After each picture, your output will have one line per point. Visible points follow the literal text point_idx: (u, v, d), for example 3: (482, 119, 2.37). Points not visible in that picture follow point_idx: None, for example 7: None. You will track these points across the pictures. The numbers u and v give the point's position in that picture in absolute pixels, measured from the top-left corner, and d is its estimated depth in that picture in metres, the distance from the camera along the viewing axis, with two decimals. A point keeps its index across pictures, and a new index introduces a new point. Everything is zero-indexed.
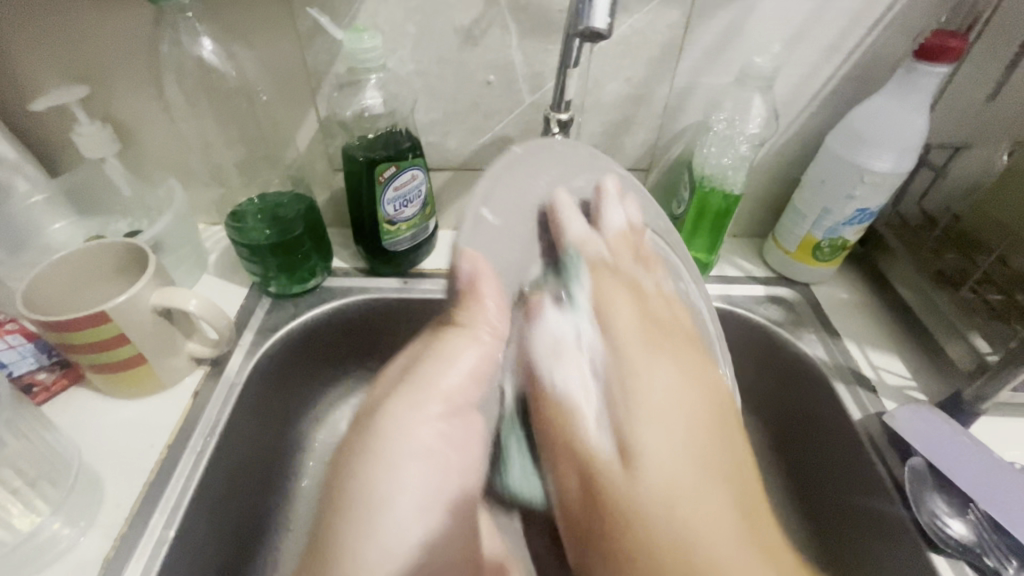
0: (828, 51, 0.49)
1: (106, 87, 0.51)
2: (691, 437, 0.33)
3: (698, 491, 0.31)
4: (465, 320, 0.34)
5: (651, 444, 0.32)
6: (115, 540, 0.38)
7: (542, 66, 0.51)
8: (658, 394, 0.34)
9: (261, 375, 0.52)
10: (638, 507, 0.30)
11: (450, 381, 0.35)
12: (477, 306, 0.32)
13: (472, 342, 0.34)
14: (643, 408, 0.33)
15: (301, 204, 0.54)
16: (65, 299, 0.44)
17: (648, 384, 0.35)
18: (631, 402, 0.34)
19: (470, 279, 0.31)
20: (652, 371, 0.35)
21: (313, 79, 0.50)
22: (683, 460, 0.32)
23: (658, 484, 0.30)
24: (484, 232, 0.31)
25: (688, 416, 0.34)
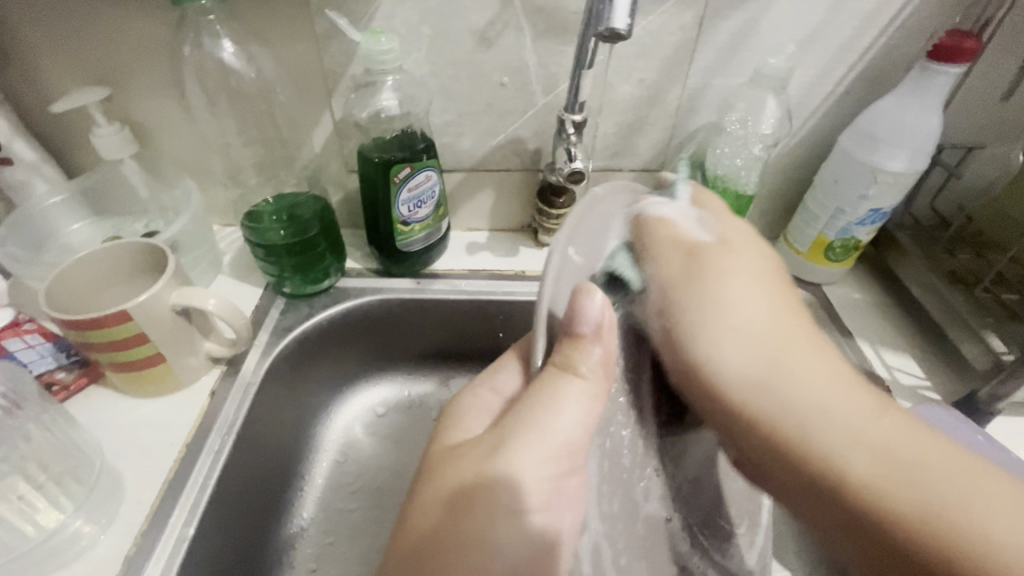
0: (841, 52, 0.49)
1: (124, 90, 0.51)
2: (774, 355, 0.35)
3: (823, 386, 0.34)
4: (574, 364, 0.30)
5: (743, 351, 0.35)
6: (135, 537, 0.39)
7: (556, 67, 0.51)
8: (739, 318, 0.36)
9: (277, 375, 0.52)
10: (749, 408, 0.34)
11: (559, 429, 0.31)
12: (587, 350, 0.30)
13: (579, 386, 0.30)
14: (724, 335, 0.35)
15: (318, 205, 0.55)
16: (84, 297, 0.44)
17: (725, 307, 0.36)
18: (716, 322, 0.35)
19: (592, 323, 0.29)
20: (722, 290, 0.36)
21: (330, 81, 0.50)
22: (764, 366, 0.34)
23: (790, 390, 0.34)
24: (570, 274, 0.29)
25: (770, 323, 0.36)
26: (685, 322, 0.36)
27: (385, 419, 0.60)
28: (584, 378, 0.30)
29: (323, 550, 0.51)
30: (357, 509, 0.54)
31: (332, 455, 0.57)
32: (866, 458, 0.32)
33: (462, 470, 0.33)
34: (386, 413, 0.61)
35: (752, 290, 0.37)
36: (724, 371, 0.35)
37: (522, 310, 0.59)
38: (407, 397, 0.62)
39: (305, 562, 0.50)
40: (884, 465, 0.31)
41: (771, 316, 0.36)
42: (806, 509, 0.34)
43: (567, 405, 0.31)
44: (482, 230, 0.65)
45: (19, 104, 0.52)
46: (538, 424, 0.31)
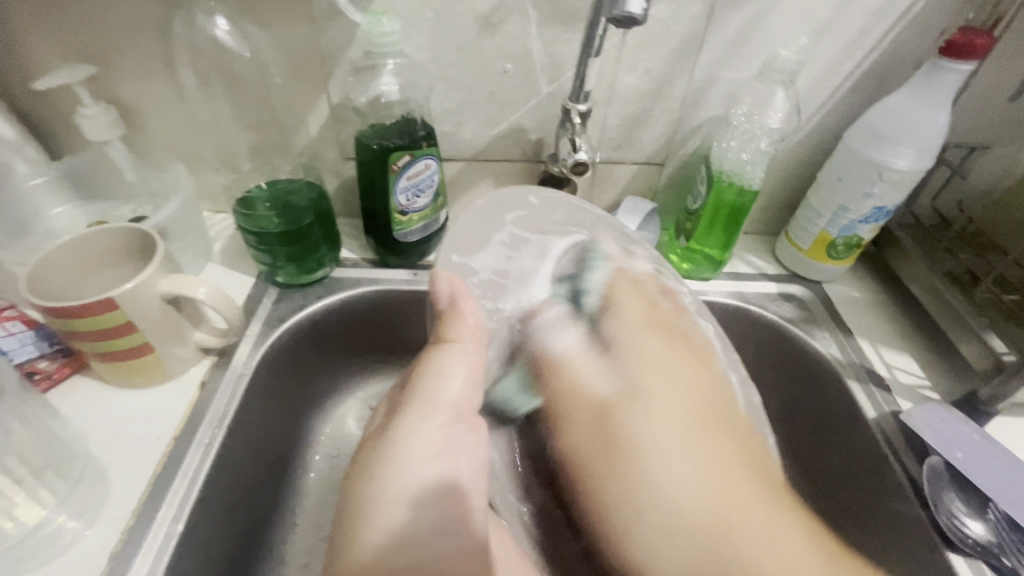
0: (850, 47, 0.49)
1: (110, 69, 0.49)
2: (705, 479, 0.33)
3: (735, 509, 0.33)
4: (447, 335, 0.37)
5: (654, 480, 0.33)
6: (122, 532, 0.37)
7: (561, 55, 0.50)
8: (670, 447, 0.34)
9: (269, 367, 0.51)
10: (685, 558, 0.32)
11: (450, 390, 0.36)
12: (457, 322, 0.37)
13: (454, 350, 0.36)
14: (663, 467, 0.34)
15: (312, 192, 0.53)
16: (69, 284, 0.42)
17: (645, 439, 0.34)
18: (644, 456, 0.34)
19: (451, 299, 0.37)
20: (643, 416, 0.35)
21: (327, 64, 0.49)
22: (689, 492, 0.33)
23: (658, 506, 0.33)
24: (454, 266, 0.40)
25: (684, 442, 0.34)
26: (601, 476, 0.34)
27: None
28: (457, 341, 0.36)
29: (315, 545, 0.50)
30: None
31: (325, 448, 0.56)
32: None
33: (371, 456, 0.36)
34: None
35: (670, 422, 0.35)
36: (638, 496, 0.33)
37: None
38: None
39: (297, 557, 0.49)
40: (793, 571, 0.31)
41: (695, 456, 0.34)
42: None
43: (450, 371, 0.36)
44: None
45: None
46: (427, 388, 0.36)
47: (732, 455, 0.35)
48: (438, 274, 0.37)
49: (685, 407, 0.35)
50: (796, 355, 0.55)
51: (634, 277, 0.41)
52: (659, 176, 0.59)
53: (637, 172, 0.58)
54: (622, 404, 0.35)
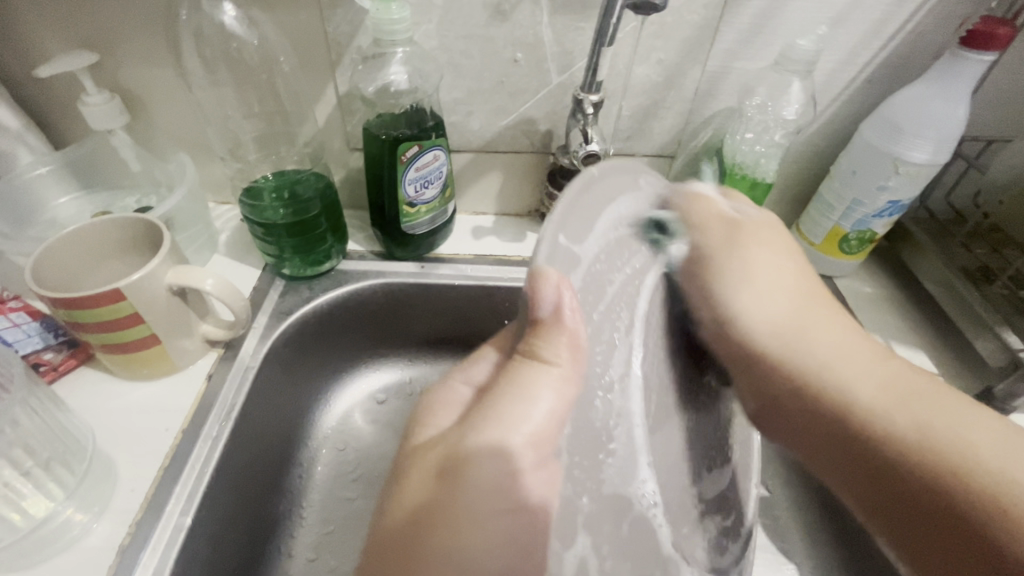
0: (867, 38, 0.48)
1: (115, 57, 0.48)
2: (807, 318, 0.37)
3: (909, 397, 0.32)
4: (537, 352, 0.25)
5: (822, 369, 0.34)
6: (131, 526, 0.37)
7: (572, 44, 0.49)
8: (773, 281, 0.37)
9: (275, 360, 0.50)
10: (787, 364, 0.35)
11: (529, 423, 0.26)
12: (552, 336, 0.25)
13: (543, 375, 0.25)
14: (762, 299, 0.36)
15: (319, 183, 0.52)
16: (74, 275, 0.42)
17: (756, 271, 0.37)
18: (747, 284, 0.36)
19: (552, 306, 0.24)
20: (749, 282, 0.36)
21: (335, 52, 0.48)
22: (790, 317, 0.36)
23: (830, 383, 0.34)
24: (561, 260, 0.24)
25: (793, 321, 0.36)
26: (719, 290, 0.35)
27: (385, 406, 0.59)
28: (553, 365, 0.25)
29: (323, 539, 0.50)
30: (358, 497, 0.52)
31: (331, 441, 0.56)
32: (881, 397, 0.33)
33: (421, 478, 0.28)
34: (387, 400, 0.60)
35: (773, 259, 0.38)
36: (811, 377, 0.34)
37: None
38: (409, 384, 0.61)
39: (305, 551, 0.49)
40: (906, 418, 0.31)
41: (864, 353, 0.35)
42: (851, 492, 0.33)
43: (537, 396, 0.25)
44: (488, 214, 0.63)
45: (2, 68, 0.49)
46: (509, 412, 0.27)
47: (884, 356, 0.35)
48: (536, 270, 0.23)
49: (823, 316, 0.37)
50: None
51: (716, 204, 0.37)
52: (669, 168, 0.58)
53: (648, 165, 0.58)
54: (717, 253, 0.35)
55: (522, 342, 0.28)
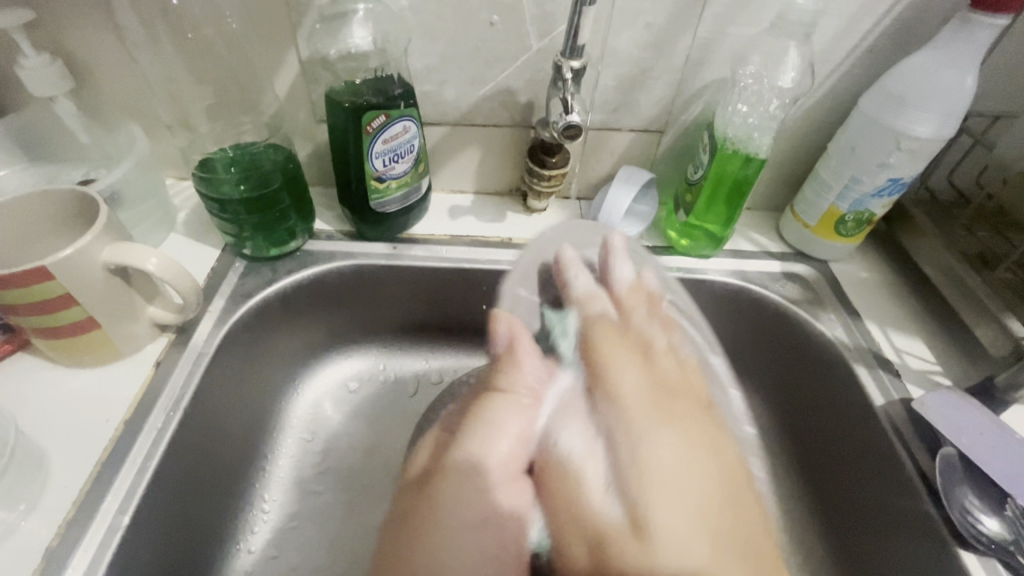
0: (871, 1, 0.44)
1: (51, 15, 0.44)
2: (721, 546, 0.29)
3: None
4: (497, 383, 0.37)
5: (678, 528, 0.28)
6: (60, 525, 0.34)
7: (553, 6, 0.45)
8: (688, 554, 0.28)
9: (233, 347, 0.47)
10: None
11: (501, 449, 0.34)
12: (513, 369, 0.37)
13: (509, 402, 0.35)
14: (689, 570, 0.27)
15: (279, 155, 0.49)
16: (3, 252, 0.39)
17: (658, 529, 0.28)
18: (648, 575, 0.27)
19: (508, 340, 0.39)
20: (662, 550, 0.28)
21: (293, 12, 0.44)
22: (714, 542, 0.28)
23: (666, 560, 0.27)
24: (522, 313, 0.40)
25: (684, 469, 0.30)
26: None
27: (357, 394, 0.56)
28: (510, 392, 0.36)
29: (285, 535, 0.47)
30: (325, 491, 0.50)
31: (298, 432, 0.53)
32: None
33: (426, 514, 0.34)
34: (359, 388, 0.57)
35: (687, 528, 0.28)
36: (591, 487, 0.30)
37: None
38: (381, 371, 0.58)
39: (266, 548, 0.46)
40: None
41: (711, 537, 0.28)
42: None
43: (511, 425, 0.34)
44: (466, 193, 0.60)
45: None
46: (482, 435, 0.34)
47: (724, 451, 0.32)
48: (498, 317, 0.40)
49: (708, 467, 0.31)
50: (800, 339, 0.52)
51: (613, 321, 0.37)
52: (658, 145, 0.55)
53: (635, 141, 0.54)
54: (627, 501, 0.29)
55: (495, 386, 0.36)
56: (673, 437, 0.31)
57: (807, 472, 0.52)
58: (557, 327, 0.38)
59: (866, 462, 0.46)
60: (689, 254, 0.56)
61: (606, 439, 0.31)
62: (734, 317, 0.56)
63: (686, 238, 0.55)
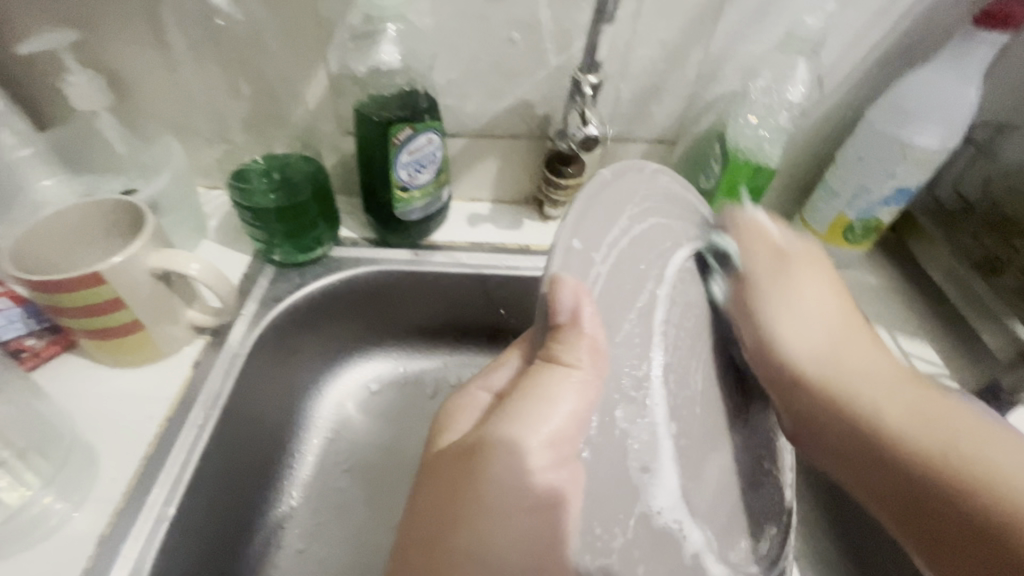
0: (877, 17, 0.46)
1: (96, 34, 0.47)
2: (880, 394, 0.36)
3: (959, 422, 0.33)
4: (557, 354, 0.27)
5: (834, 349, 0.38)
6: (110, 516, 0.36)
7: (571, 23, 0.47)
8: (875, 392, 0.36)
9: (265, 348, 0.49)
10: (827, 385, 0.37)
11: (549, 425, 0.27)
12: (574, 338, 0.26)
13: (568, 377, 0.27)
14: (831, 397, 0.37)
15: (309, 167, 0.52)
16: (55, 258, 0.41)
17: (853, 375, 0.37)
18: (848, 398, 0.36)
19: (571, 308, 0.25)
20: (837, 362, 0.37)
21: (324, 31, 0.46)
22: (827, 348, 0.38)
23: (859, 406, 0.36)
24: (575, 266, 0.26)
25: (831, 349, 0.38)
26: (871, 427, 0.35)
27: (379, 395, 0.58)
28: (575, 368, 0.26)
29: (312, 530, 0.49)
30: (350, 488, 0.52)
31: (322, 431, 0.55)
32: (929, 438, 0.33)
33: (455, 488, 0.29)
34: (381, 389, 0.59)
35: (856, 377, 0.37)
36: (852, 390, 0.36)
37: (525, 285, 0.57)
38: (402, 374, 0.60)
39: (294, 543, 0.48)
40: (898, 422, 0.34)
41: (880, 390, 0.36)
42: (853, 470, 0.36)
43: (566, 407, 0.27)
44: (484, 201, 0.62)
45: None
46: (534, 412, 0.28)
47: (886, 357, 0.38)
48: (554, 275, 0.25)
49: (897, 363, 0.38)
50: None
51: (765, 230, 0.39)
52: (671, 154, 0.57)
53: (649, 150, 0.56)
54: (851, 370, 0.37)
55: (543, 348, 0.28)
56: (829, 287, 0.39)
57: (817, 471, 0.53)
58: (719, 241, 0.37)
59: None
60: None
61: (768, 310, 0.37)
62: None
63: None
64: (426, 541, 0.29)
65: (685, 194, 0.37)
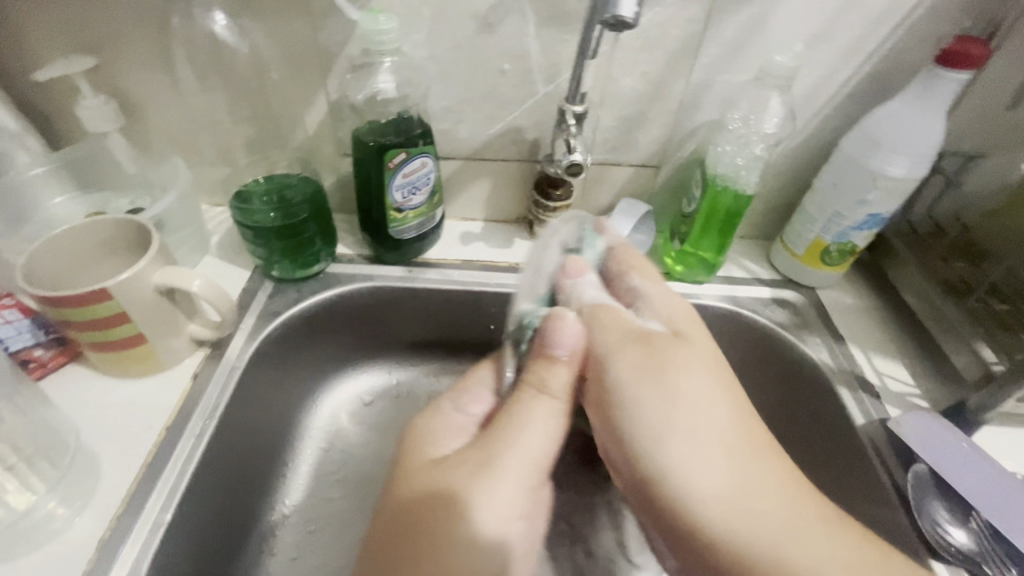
0: (847, 54, 0.49)
1: (110, 61, 0.49)
2: (750, 509, 0.33)
3: (842, 559, 0.32)
4: (546, 385, 0.38)
5: (720, 515, 0.33)
6: (110, 520, 0.38)
7: (558, 57, 0.50)
8: (721, 475, 0.34)
9: (262, 361, 0.51)
10: (707, 527, 0.33)
11: (529, 442, 0.36)
12: (549, 368, 0.38)
13: (546, 402, 0.37)
14: (706, 510, 0.33)
15: (308, 188, 0.53)
16: (65, 272, 0.43)
17: (700, 478, 0.34)
18: (719, 500, 0.33)
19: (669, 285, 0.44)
20: (670, 427, 0.35)
21: (325, 61, 0.49)
22: (720, 489, 0.34)
23: (711, 515, 0.33)
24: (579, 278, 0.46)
25: (728, 483, 0.34)
26: (709, 531, 0.33)
27: (372, 408, 0.60)
28: (554, 397, 0.38)
29: (303, 538, 0.51)
30: (341, 498, 0.53)
31: (316, 442, 0.56)
32: (766, 529, 0.32)
33: (477, 474, 0.34)
34: (373, 402, 0.60)
35: (709, 453, 0.34)
36: (735, 545, 0.32)
37: None
38: (394, 387, 0.62)
39: (287, 550, 0.50)
40: (762, 551, 0.32)
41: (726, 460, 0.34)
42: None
43: (677, 426, 0.35)
44: (477, 220, 0.64)
45: (2, 71, 0.50)
46: (511, 440, 0.36)
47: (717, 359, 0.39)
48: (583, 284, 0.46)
49: (809, 512, 0.34)
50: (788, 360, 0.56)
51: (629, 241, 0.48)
52: (656, 179, 0.59)
53: (634, 175, 0.58)
54: (672, 456, 0.35)
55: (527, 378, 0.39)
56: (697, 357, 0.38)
57: None
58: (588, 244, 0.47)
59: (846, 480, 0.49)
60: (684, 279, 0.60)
61: (639, 382, 0.37)
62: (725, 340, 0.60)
63: (682, 264, 0.59)
64: (425, 498, 0.34)
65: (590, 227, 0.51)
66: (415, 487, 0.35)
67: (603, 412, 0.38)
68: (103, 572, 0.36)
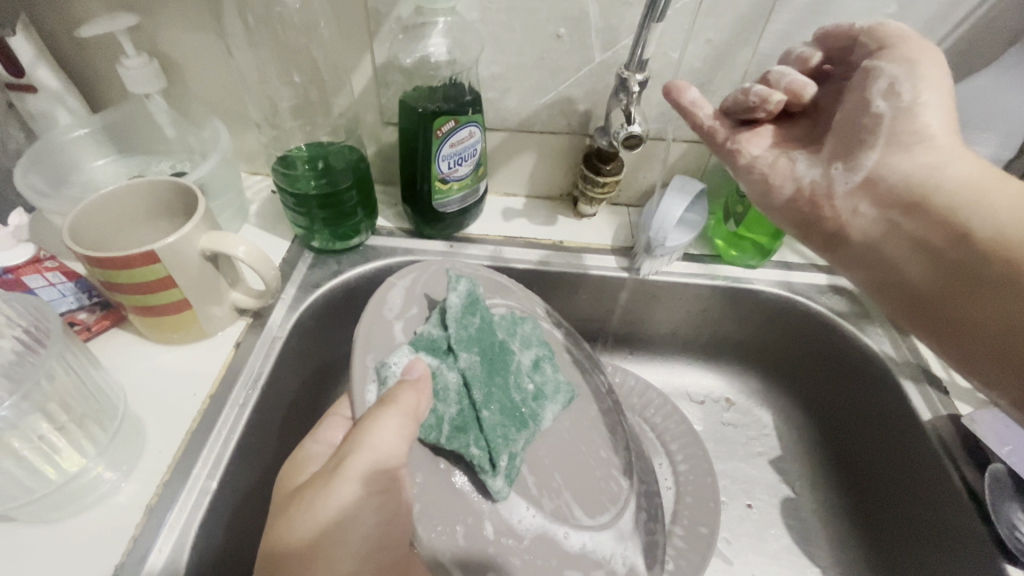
0: (934, 21, 0.45)
1: (153, 18, 0.48)
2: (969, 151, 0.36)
3: None
4: (395, 396, 0.35)
5: (985, 217, 0.34)
6: (157, 487, 0.37)
7: (619, 21, 0.47)
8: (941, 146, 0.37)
9: (304, 331, 0.50)
10: (961, 254, 0.34)
11: (380, 443, 0.33)
12: (414, 394, 0.36)
13: (394, 410, 0.34)
14: (916, 167, 0.37)
15: (353, 155, 0.51)
16: (110, 233, 0.42)
17: (937, 167, 0.37)
18: (953, 185, 0.36)
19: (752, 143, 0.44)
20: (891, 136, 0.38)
21: (373, 22, 0.47)
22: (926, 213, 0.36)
23: (948, 194, 0.36)
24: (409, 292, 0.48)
25: (972, 205, 0.35)
26: (951, 207, 0.36)
27: None
28: (394, 405, 0.35)
29: None
30: None
31: None
32: (1005, 219, 0.33)
33: (314, 500, 0.32)
34: None
35: (956, 166, 0.36)
36: (994, 263, 0.33)
37: (558, 281, 0.57)
38: None
39: None
40: (1010, 242, 0.33)
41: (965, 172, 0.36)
42: (999, 358, 0.32)
43: (930, 85, 0.38)
44: (519, 196, 0.62)
45: (42, 26, 0.48)
46: (359, 440, 0.33)
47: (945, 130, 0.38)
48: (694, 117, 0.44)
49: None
50: (846, 351, 0.54)
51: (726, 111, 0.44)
52: (710, 155, 0.56)
53: (687, 151, 0.56)
54: (904, 171, 0.38)
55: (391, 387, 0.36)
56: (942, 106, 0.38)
57: (846, 478, 0.54)
58: (453, 282, 0.45)
59: (910, 479, 0.47)
60: (735, 263, 0.57)
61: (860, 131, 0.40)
62: (776, 323, 0.58)
63: (734, 247, 0.57)
64: (289, 534, 0.31)
65: (494, 277, 0.51)
66: (277, 523, 0.32)
67: (861, 85, 0.40)
68: (150, 539, 0.35)
